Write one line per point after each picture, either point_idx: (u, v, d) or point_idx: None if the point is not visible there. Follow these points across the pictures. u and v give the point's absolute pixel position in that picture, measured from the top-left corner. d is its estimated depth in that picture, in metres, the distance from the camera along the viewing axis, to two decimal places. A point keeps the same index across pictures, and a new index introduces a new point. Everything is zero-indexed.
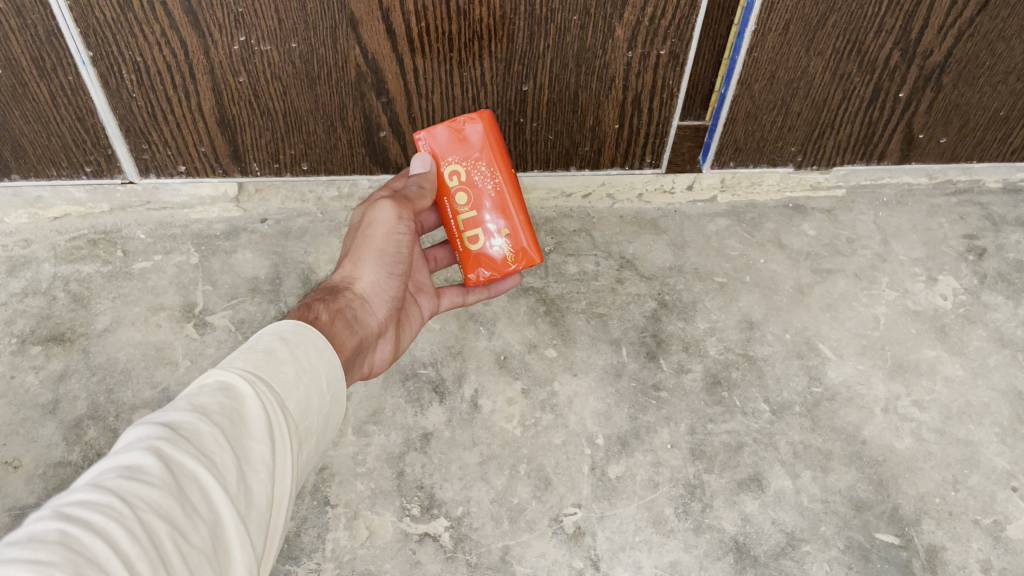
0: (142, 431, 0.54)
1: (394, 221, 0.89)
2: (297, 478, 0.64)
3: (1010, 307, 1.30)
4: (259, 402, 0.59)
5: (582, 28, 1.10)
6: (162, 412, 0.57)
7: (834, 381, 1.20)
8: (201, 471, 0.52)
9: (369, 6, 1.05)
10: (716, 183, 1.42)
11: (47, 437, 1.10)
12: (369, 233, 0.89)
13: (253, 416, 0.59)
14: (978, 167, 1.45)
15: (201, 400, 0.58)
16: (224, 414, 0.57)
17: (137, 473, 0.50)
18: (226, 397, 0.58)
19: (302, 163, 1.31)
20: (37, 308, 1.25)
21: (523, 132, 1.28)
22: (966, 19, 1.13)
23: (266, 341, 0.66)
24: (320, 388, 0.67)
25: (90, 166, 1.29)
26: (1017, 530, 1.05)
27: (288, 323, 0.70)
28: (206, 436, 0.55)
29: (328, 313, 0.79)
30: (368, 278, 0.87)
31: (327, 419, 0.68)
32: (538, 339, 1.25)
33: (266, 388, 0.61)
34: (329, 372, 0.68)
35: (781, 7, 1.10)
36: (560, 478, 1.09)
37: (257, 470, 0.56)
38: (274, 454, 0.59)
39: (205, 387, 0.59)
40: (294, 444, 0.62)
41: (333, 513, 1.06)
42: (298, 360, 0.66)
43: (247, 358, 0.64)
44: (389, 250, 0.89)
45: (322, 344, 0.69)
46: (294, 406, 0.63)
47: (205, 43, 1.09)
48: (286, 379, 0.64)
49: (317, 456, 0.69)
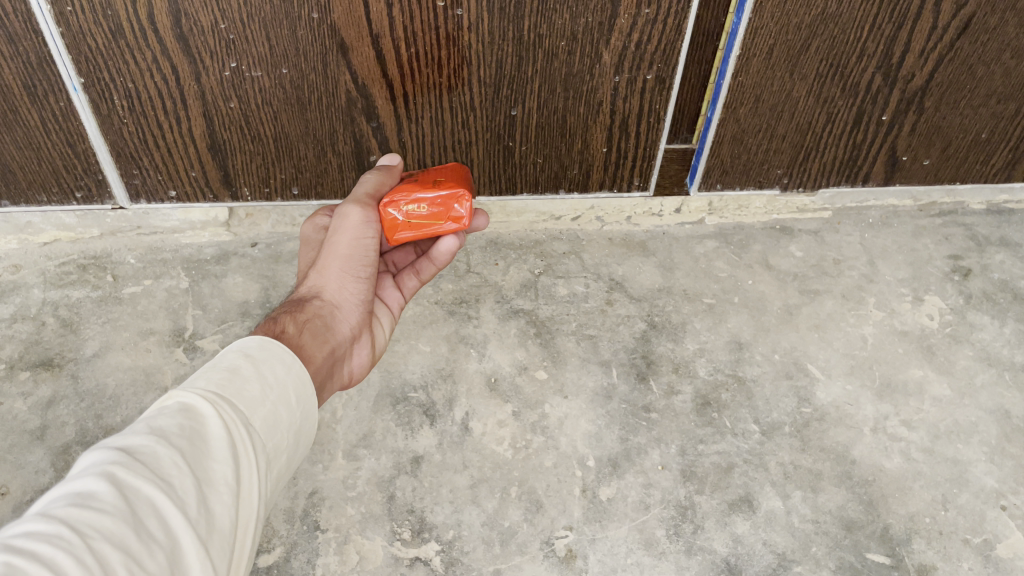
0: (97, 456, 0.53)
1: (362, 224, 0.90)
2: (267, 498, 0.64)
3: (996, 327, 1.31)
4: (221, 421, 0.59)
5: (570, 54, 1.12)
6: (120, 436, 0.56)
7: (823, 402, 1.20)
8: (157, 495, 0.52)
9: (359, 32, 1.06)
10: (703, 206, 1.45)
11: (35, 463, 1.09)
12: (335, 239, 0.90)
13: (214, 437, 0.58)
14: (961, 190, 1.47)
15: (160, 422, 0.57)
16: (183, 436, 0.57)
17: (89, 500, 0.49)
18: (186, 418, 0.58)
19: (292, 188, 1.31)
20: (26, 333, 1.24)
21: (512, 156, 1.29)
22: (946, 43, 1.15)
23: (229, 359, 0.67)
24: (289, 404, 0.67)
25: (80, 191, 1.29)
26: (1007, 548, 1.05)
27: (254, 340, 0.70)
28: (164, 458, 0.54)
29: (295, 325, 0.79)
30: (336, 285, 0.87)
31: (298, 434, 0.68)
32: (528, 361, 1.25)
33: (228, 407, 0.61)
34: (296, 388, 0.69)
35: (766, 32, 1.12)
36: (552, 501, 1.09)
37: (219, 491, 0.56)
38: (237, 473, 0.59)
39: (165, 409, 0.59)
40: (261, 463, 0.62)
41: (323, 538, 1.05)
42: (262, 377, 0.66)
43: (209, 378, 0.64)
44: (356, 254, 0.89)
45: (289, 359, 0.70)
46: (260, 423, 0.64)
47: (197, 70, 1.10)
48: (250, 397, 0.64)
49: (289, 474, 0.69)
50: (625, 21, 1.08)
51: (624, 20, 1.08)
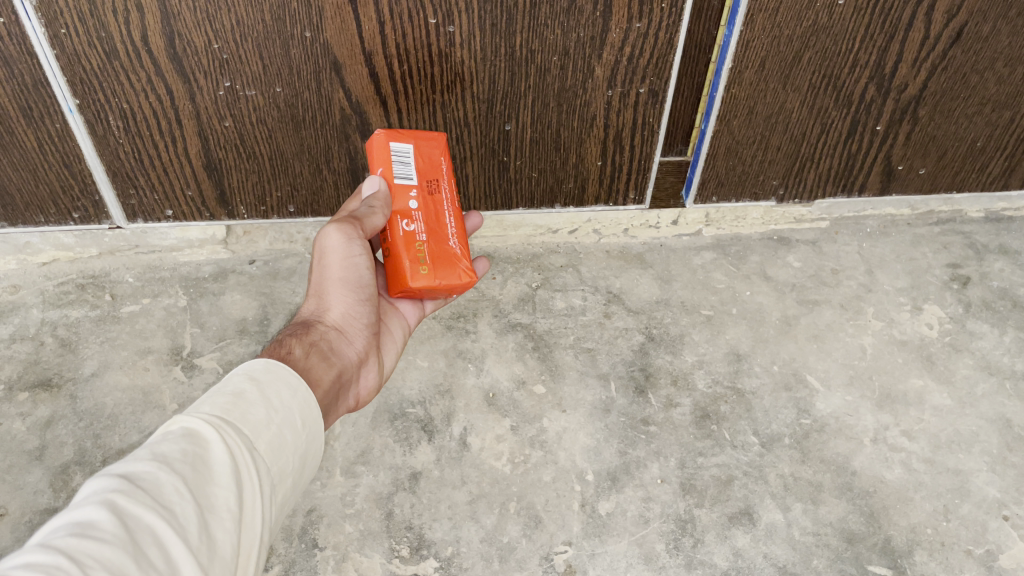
0: (98, 484, 0.52)
1: (347, 246, 0.87)
2: (272, 524, 0.63)
3: (996, 335, 1.30)
4: (224, 446, 0.59)
5: (562, 69, 1.12)
6: (123, 462, 0.56)
7: (823, 413, 1.20)
8: (158, 524, 0.51)
9: (351, 50, 1.06)
10: (700, 218, 1.45)
11: (33, 483, 1.09)
12: (324, 261, 0.88)
13: (217, 462, 0.58)
14: (959, 198, 1.47)
15: (163, 448, 0.57)
16: (186, 461, 0.57)
17: (89, 529, 0.48)
18: (190, 444, 0.58)
19: (289, 206, 1.32)
20: (25, 354, 1.25)
21: (508, 171, 1.29)
22: (939, 53, 1.16)
23: (235, 382, 0.67)
24: (294, 426, 0.67)
25: (78, 212, 1.29)
26: (1010, 559, 1.04)
27: (259, 362, 0.70)
28: (166, 485, 0.54)
29: (302, 347, 0.80)
30: (338, 307, 0.87)
31: (304, 457, 0.68)
32: (526, 375, 1.25)
33: (232, 431, 0.61)
34: (303, 410, 0.69)
35: (758, 44, 1.12)
36: (550, 516, 1.08)
37: (221, 518, 0.56)
38: (240, 499, 0.58)
39: (169, 434, 0.59)
40: (266, 487, 0.62)
41: (321, 556, 1.04)
42: (268, 400, 0.66)
43: (214, 402, 0.64)
44: (350, 275, 0.88)
45: (295, 381, 0.70)
46: (265, 447, 0.63)
47: (191, 90, 1.10)
48: (255, 420, 0.64)
49: (295, 498, 0.68)
50: (616, 36, 1.09)
51: (615, 34, 1.08)
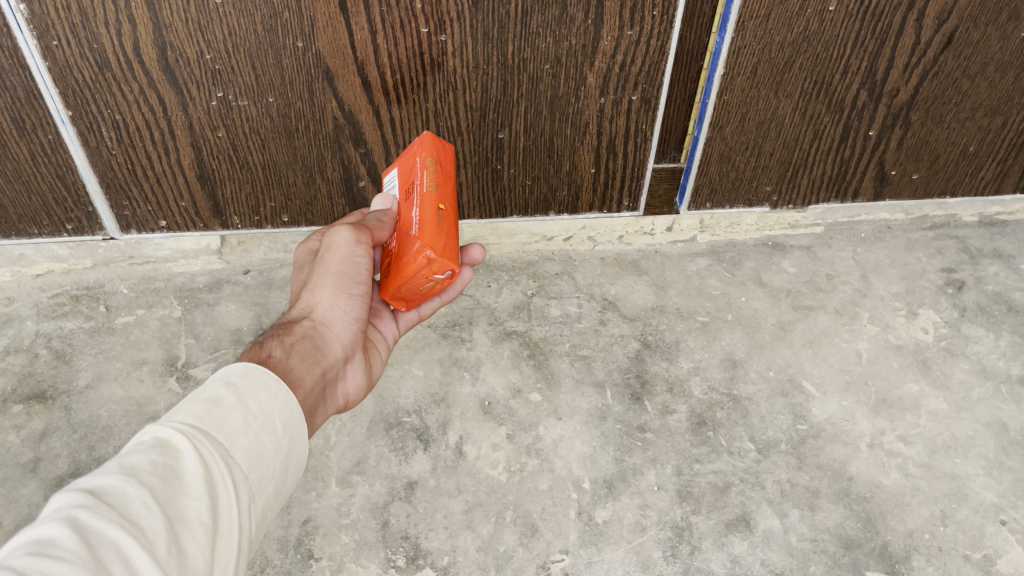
0: (63, 500, 0.51)
1: (351, 243, 0.89)
2: (251, 534, 0.62)
3: (992, 339, 1.30)
4: (196, 455, 0.59)
5: (554, 77, 1.13)
6: (90, 475, 0.55)
7: (819, 419, 1.20)
8: (122, 539, 0.50)
9: (343, 60, 1.07)
10: (694, 225, 1.45)
11: (27, 496, 1.09)
12: (326, 257, 0.90)
13: (190, 473, 0.58)
14: (952, 203, 1.48)
15: (132, 459, 0.56)
16: (155, 473, 0.56)
17: (49, 546, 0.47)
18: (160, 454, 0.58)
19: (283, 215, 1.32)
20: (19, 366, 1.24)
21: (501, 179, 1.29)
22: (930, 58, 1.16)
23: (212, 389, 0.66)
24: (274, 431, 0.67)
25: (71, 223, 1.29)
26: (1008, 563, 1.04)
27: (238, 367, 0.70)
28: (133, 499, 0.53)
29: (281, 349, 0.79)
30: (327, 304, 0.88)
31: (285, 464, 0.68)
32: (522, 383, 1.24)
33: (206, 440, 0.61)
34: (282, 416, 0.69)
35: (749, 51, 1.12)
36: (547, 524, 1.08)
37: (192, 530, 0.55)
38: (214, 509, 0.58)
39: (140, 444, 0.59)
40: (242, 496, 0.61)
41: (317, 566, 1.04)
42: (245, 406, 0.66)
43: (189, 410, 0.63)
44: (348, 271, 0.89)
45: (275, 386, 0.70)
46: (241, 455, 0.63)
47: (184, 101, 1.10)
48: (231, 427, 0.64)
49: (277, 506, 0.68)
50: (608, 43, 1.09)
51: (607, 42, 1.09)
